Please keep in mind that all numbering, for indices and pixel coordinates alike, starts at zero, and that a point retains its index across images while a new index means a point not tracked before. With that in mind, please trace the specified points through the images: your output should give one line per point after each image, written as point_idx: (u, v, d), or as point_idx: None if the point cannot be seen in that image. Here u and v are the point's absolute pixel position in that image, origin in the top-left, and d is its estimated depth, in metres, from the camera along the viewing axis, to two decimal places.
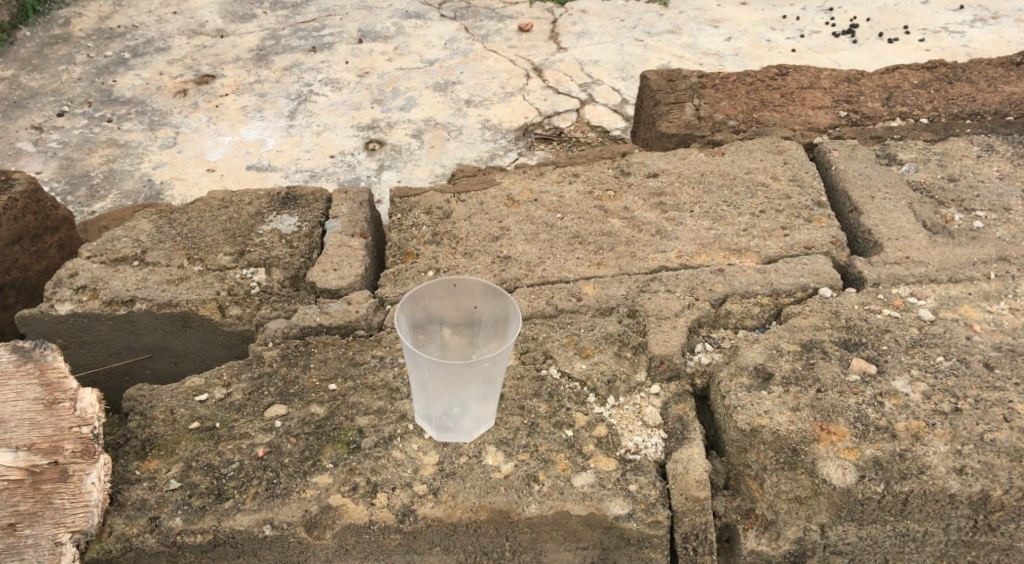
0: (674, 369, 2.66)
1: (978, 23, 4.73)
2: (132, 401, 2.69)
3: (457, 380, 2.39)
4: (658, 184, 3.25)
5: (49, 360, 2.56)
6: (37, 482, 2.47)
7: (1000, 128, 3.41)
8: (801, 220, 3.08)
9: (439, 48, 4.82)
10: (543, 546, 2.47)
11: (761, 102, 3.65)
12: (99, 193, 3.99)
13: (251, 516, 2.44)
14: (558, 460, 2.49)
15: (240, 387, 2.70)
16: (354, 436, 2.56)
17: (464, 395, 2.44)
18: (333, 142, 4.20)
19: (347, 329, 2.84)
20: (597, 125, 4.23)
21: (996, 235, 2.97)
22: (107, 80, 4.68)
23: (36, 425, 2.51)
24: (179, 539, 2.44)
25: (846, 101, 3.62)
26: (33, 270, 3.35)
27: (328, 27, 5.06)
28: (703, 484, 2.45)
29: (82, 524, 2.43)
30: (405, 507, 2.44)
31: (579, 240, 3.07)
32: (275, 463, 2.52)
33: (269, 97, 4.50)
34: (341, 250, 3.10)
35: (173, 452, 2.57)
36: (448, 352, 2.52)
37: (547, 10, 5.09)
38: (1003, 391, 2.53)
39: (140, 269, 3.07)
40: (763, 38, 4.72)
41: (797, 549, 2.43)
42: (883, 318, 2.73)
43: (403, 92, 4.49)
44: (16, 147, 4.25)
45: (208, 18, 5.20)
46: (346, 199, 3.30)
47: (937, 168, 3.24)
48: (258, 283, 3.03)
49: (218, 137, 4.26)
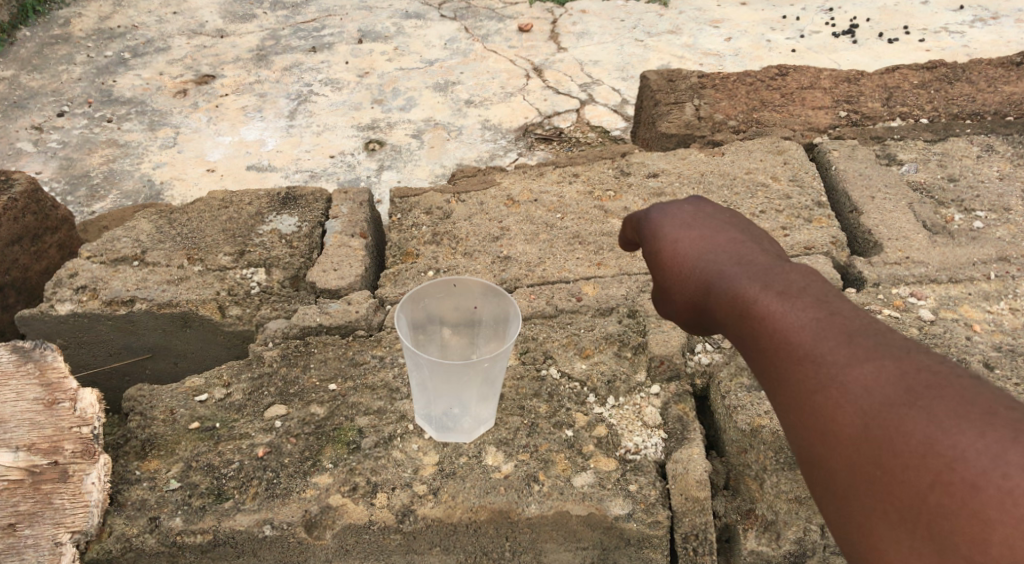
0: (675, 369, 2.66)
1: (978, 23, 4.73)
2: (131, 401, 2.69)
3: (455, 381, 2.38)
4: (658, 184, 3.25)
5: (49, 360, 2.56)
6: (37, 482, 2.47)
7: (1000, 128, 3.41)
8: (801, 221, 3.08)
9: (439, 48, 4.82)
10: (543, 547, 2.47)
11: (761, 101, 3.65)
12: (99, 193, 3.99)
13: (251, 516, 2.44)
14: (558, 460, 2.49)
15: (240, 387, 2.70)
16: (354, 436, 2.56)
17: (464, 396, 2.44)
18: (333, 143, 4.20)
19: (347, 329, 2.84)
20: (597, 125, 4.23)
21: (996, 235, 2.97)
22: (107, 80, 4.68)
23: (36, 425, 2.51)
24: (179, 539, 2.43)
25: (846, 102, 3.63)
26: (34, 270, 3.35)
27: (329, 27, 5.06)
28: (703, 484, 2.45)
29: (82, 525, 2.43)
30: (405, 507, 2.44)
31: (579, 240, 3.07)
32: (276, 463, 2.52)
33: (269, 98, 4.50)
34: (341, 250, 3.10)
35: (172, 452, 2.57)
36: (448, 352, 2.53)
37: (547, 10, 5.09)
38: (1003, 392, 2.53)
39: (140, 269, 3.07)
40: (763, 38, 4.72)
41: (796, 549, 2.40)
42: (883, 318, 2.73)
43: (403, 92, 4.49)
44: (16, 147, 4.25)
45: (208, 18, 5.20)
46: (346, 198, 3.31)
47: (937, 168, 3.24)
48: (258, 283, 3.03)
49: (218, 137, 4.26)
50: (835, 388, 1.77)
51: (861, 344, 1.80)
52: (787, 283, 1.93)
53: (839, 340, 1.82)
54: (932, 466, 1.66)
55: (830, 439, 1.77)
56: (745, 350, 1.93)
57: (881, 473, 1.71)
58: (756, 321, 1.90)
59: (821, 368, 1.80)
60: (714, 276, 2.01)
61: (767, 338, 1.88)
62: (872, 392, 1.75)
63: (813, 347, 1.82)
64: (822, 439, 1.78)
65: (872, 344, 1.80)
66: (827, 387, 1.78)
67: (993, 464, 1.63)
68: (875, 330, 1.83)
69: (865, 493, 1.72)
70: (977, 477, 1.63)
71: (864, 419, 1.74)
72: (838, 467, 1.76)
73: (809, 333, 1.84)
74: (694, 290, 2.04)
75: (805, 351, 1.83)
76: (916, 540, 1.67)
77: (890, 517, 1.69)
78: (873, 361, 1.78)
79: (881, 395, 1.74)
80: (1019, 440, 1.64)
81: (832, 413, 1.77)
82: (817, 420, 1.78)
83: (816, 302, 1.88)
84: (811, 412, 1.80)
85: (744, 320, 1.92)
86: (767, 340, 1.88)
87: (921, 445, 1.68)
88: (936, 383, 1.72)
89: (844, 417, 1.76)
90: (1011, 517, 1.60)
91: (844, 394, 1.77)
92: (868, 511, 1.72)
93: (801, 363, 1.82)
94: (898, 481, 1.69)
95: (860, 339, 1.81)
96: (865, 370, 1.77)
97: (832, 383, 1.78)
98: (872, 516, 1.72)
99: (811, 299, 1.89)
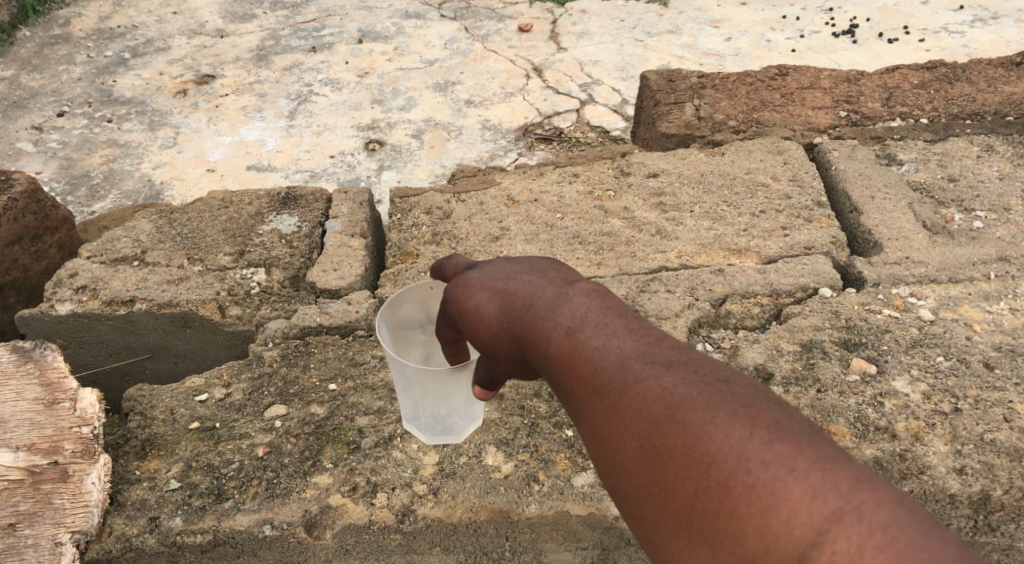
0: None
1: (978, 23, 4.73)
2: (131, 401, 2.69)
3: (442, 384, 2.35)
4: (658, 184, 3.26)
5: (49, 360, 2.56)
6: (37, 482, 2.47)
7: (1000, 128, 3.40)
8: (801, 221, 3.08)
9: (439, 48, 4.82)
10: (543, 547, 2.46)
11: (761, 101, 3.65)
12: (99, 193, 3.99)
13: (251, 516, 2.44)
14: (558, 460, 2.48)
15: (240, 387, 2.70)
16: (354, 436, 2.56)
17: (446, 402, 2.43)
18: (332, 142, 4.20)
19: (347, 329, 2.84)
20: (597, 125, 4.23)
21: (996, 235, 2.97)
22: (107, 81, 4.68)
23: (36, 425, 2.51)
24: (179, 539, 2.43)
25: (846, 102, 3.63)
26: (34, 270, 3.36)
27: (329, 27, 5.06)
28: None
29: (81, 524, 2.43)
30: (405, 507, 2.44)
31: (579, 240, 3.08)
32: (276, 463, 2.52)
33: (269, 98, 4.50)
34: (341, 250, 3.10)
35: (172, 452, 2.57)
36: (432, 360, 2.50)
37: (547, 10, 5.09)
38: (1003, 392, 2.53)
39: (140, 269, 3.07)
40: (763, 38, 4.72)
41: None
42: (883, 318, 2.73)
43: (403, 92, 4.49)
44: (16, 147, 4.25)
45: (208, 18, 5.20)
46: (346, 199, 3.31)
47: (937, 168, 3.24)
48: (258, 283, 3.03)
49: (218, 138, 4.26)
50: (618, 411, 1.82)
51: (633, 361, 1.85)
52: (564, 310, 1.96)
53: (612, 360, 1.87)
54: (704, 474, 1.71)
55: (616, 459, 1.82)
56: (544, 375, 1.97)
57: (660, 489, 1.75)
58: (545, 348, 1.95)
59: (599, 389, 1.85)
60: (515, 310, 2.01)
61: (552, 366, 1.93)
62: (644, 409, 1.80)
63: (593, 368, 1.87)
64: (607, 459, 1.83)
65: (645, 361, 1.85)
66: (607, 409, 1.83)
67: (739, 463, 1.69)
68: (651, 345, 1.87)
69: (650, 508, 1.77)
70: (737, 480, 1.68)
71: (638, 437, 1.79)
72: (625, 484, 1.80)
73: (588, 355, 1.89)
74: (499, 336, 2.03)
75: (586, 372, 1.88)
76: (698, 549, 1.71)
77: (674, 528, 1.73)
78: (642, 376, 1.83)
79: (652, 410, 1.79)
80: (778, 441, 1.69)
81: (614, 435, 1.82)
82: (603, 441, 1.84)
83: (592, 326, 1.92)
84: (596, 434, 1.85)
85: (537, 349, 1.97)
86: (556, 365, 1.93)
87: (690, 453, 1.73)
88: (702, 393, 1.77)
89: (623, 435, 1.81)
90: (780, 513, 1.65)
91: (624, 414, 1.81)
92: (656, 527, 1.76)
93: (581, 386, 1.88)
94: (673, 494, 1.74)
95: (630, 356, 1.86)
96: (636, 386, 1.82)
97: (610, 404, 1.83)
98: (659, 530, 1.76)
99: (590, 324, 1.93)
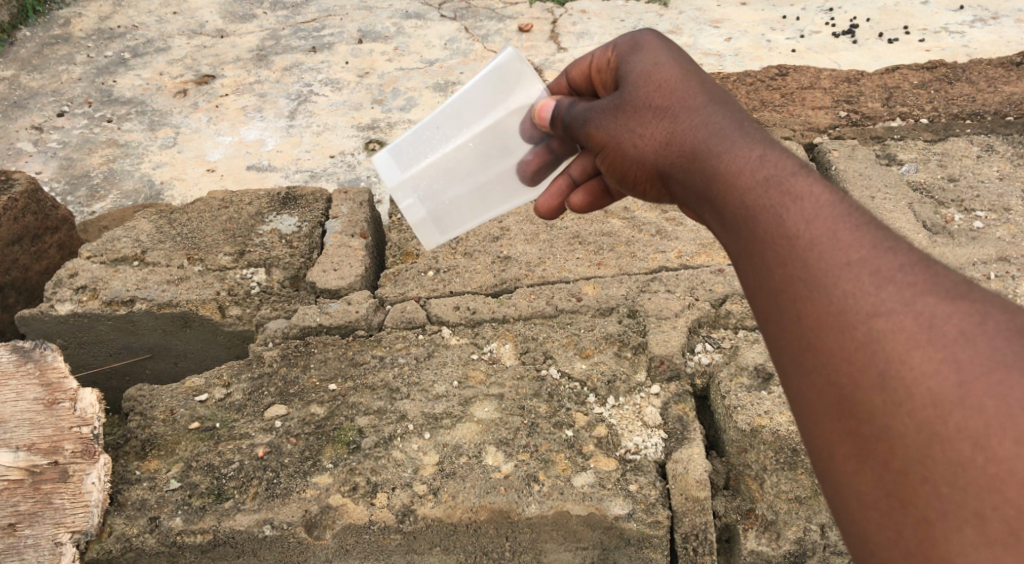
0: (674, 369, 2.65)
1: (977, 23, 4.73)
2: (131, 401, 2.70)
3: (504, 190, 2.30)
4: None
5: (49, 360, 2.56)
6: (37, 482, 2.48)
7: (1001, 128, 3.40)
8: None
9: (439, 47, 4.81)
10: (543, 547, 2.45)
11: (761, 101, 3.68)
12: (99, 193, 3.99)
13: (251, 516, 2.42)
14: (558, 460, 2.47)
15: (240, 388, 2.70)
16: (354, 436, 2.56)
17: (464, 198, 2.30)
18: (332, 143, 4.20)
19: (347, 329, 2.85)
20: None
21: (996, 235, 2.95)
22: (107, 80, 4.68)
23: (36, 425, 2.51)
24: (178, 539, 2.42)
25: (846, 102, 3.66)
26: (34, 270, 3.36)
27: (329, 27, 5.06)
28: (703, 484, 2.41)
29: (81, 525, 2.43)
30: (405, 507, 2.42)
31: (579, 240, 3.07)
32: (275, 463, 2.52)
33: (269, 97, 4.50)
34: (341, 250, 3.10)
35: (172, 452, 2.57)
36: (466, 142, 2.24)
37: (547, 10, 5.07)
38: None
39: (140, 269, 3.07)
40: (764, 38, 4.72)
41: (796, 549, 2.35)
42: None
43: (403, 93, 4.49)
44: (16, 147, 4.26)
45: (208, 18, 5.21)
46: (346, 198, 3.30)
47: (937, 168, 3.24)
48: (258, 283, 3.03)
49: (218, 138, 4.27)
50: (922, 334, 1.40)
51: (954, 281, 1.44)
52: (826, 180, 1.57)
53: (917, 261, 1.46)
54: None
55: (900, 394, 1.39)
56: (773, 258, 1.54)
57: (986, 473, 1.33)
58: (800, 232, 1.53)
59: (884, 287, 1.44)
60: (756, 174, 1.62)
61: (794, 234, 1.53)
62: (977, 339, 1.38)
63: (881, 260, 1.46)
64: (871, 389, 1.41)
65: (964, 295, 1.42)
66: (903, 314, 1.42)
67: None
68: (967, 281, 1.45)
69: (945, 486, 1.35)
70: None
71: (958, 372, 1.37)
72: (904, 435, 1.38)
73: (871, 246, 1.48)
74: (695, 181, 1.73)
75: (872, 264, 1.47)
76: None
77: (985, 532, 1.32)
78: (978, 303, 1.41)
79: (994, 348, 1.37)
80: None
81: (916, 364, 1.39)
82: (870, 354, 1.42)
83: (876, 223, 1.52)
84: (861, 340, 1.43)
85: (769, 205, 1.58)
86: (802, 234, 1.52)
87: None
88: None
89: (929, 362, 1.38)
90: None
91: (933, 341, 1.39)
92: (948, 520, 1.35)
93: (853, 274, 1.47)
94: (1013, 486, 1.31)
95: (949, 275, 1.45)
96: (964, 307, 1.40)
97: (909, 310, 1.42)
98: (954, 525, 1.34)
99: (874, 218, 1.52)
